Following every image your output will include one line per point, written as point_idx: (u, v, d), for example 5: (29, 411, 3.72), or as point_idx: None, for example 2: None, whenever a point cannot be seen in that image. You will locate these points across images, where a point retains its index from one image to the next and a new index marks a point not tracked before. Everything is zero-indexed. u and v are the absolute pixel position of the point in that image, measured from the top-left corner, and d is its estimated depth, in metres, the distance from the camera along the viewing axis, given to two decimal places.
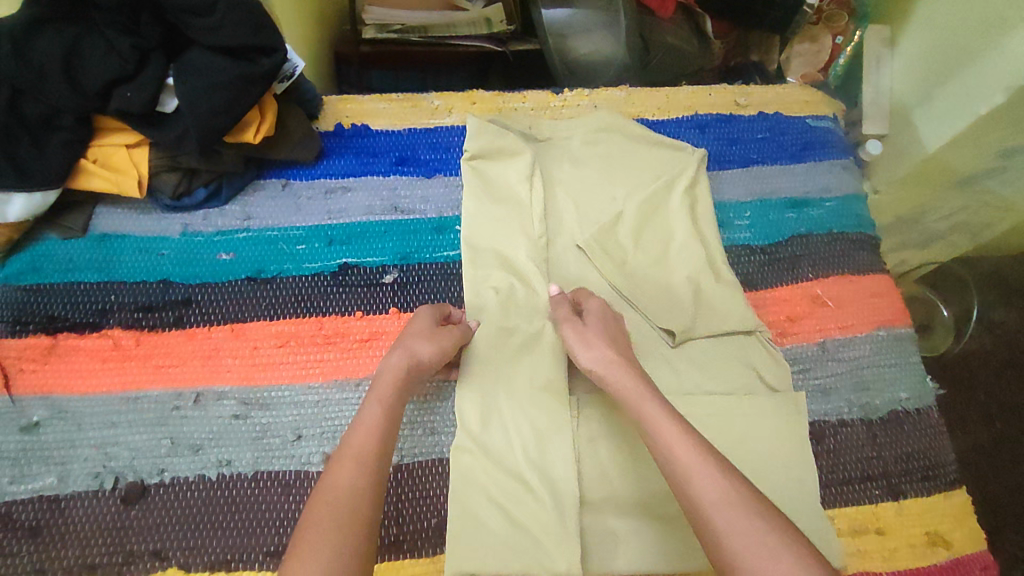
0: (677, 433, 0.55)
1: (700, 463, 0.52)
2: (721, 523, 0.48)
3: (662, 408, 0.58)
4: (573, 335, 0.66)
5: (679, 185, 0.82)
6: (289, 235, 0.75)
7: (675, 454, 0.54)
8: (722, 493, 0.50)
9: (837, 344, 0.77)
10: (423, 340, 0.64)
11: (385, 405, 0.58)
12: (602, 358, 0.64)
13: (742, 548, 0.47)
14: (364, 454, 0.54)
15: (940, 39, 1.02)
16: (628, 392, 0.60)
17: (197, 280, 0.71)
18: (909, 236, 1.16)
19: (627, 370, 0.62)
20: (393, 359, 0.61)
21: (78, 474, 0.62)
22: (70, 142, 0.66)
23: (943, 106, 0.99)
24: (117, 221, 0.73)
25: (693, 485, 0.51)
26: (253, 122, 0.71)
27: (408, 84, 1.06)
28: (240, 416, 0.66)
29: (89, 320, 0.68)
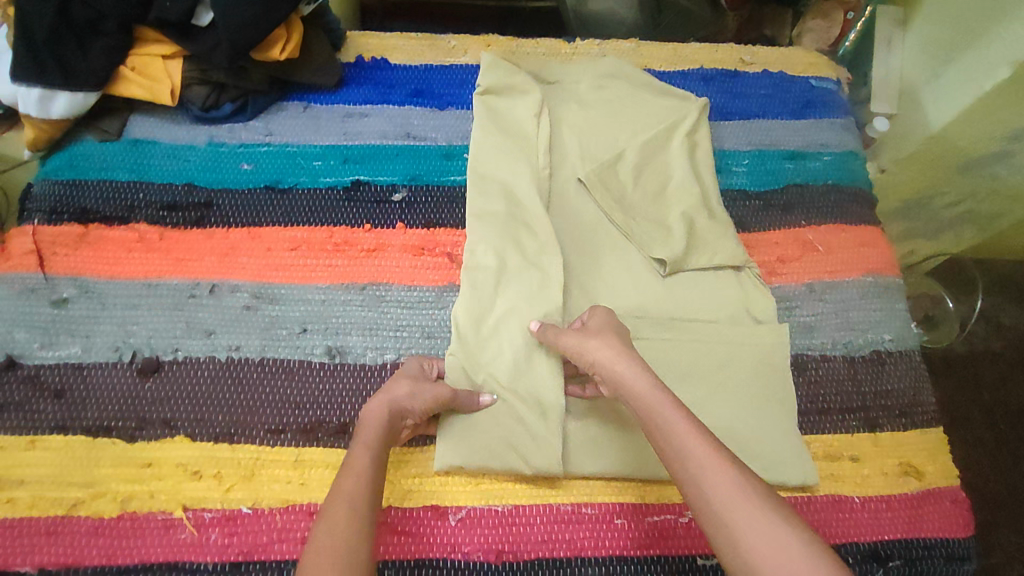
0: (687, 427, 0.53)
1: (714, 463, 0.50)
2: (737, 520, 0.47)
3: (670, 402, 0.56)
4: (572, 339, 0.64)
5: (680, 130, 0.85)
6: (307, 152, 0.80)
7: (684, 450, 0.52)
8: (736, 489, 0.48)
9: (824, 286, 0.80)
10: (405, 384, 0.63)
11: (371, 450, 0.57)
12: (604, 352, 0.62)
13: (760, 547, 0.45)
14: (357, 499, 0.53)
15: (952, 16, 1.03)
16: (637, 388, 0.58)
17: (219, 185, 0.76)
18: (918, 223, 1.18)
19: (632, 362, 0.60)
20: (373, 406, 0.61)
21: (100, 347, 0.67)
22: (111, 48, 0.72)
23: (952, 84, 1.01)
24: (148, 128, 0.78)
25: (703, 483, 0.49)
26: (280, 40, 0.76)
27: (431, 27, 1.11)
28: (251, 307, 0.70)
29: (118, 214, 0.73)
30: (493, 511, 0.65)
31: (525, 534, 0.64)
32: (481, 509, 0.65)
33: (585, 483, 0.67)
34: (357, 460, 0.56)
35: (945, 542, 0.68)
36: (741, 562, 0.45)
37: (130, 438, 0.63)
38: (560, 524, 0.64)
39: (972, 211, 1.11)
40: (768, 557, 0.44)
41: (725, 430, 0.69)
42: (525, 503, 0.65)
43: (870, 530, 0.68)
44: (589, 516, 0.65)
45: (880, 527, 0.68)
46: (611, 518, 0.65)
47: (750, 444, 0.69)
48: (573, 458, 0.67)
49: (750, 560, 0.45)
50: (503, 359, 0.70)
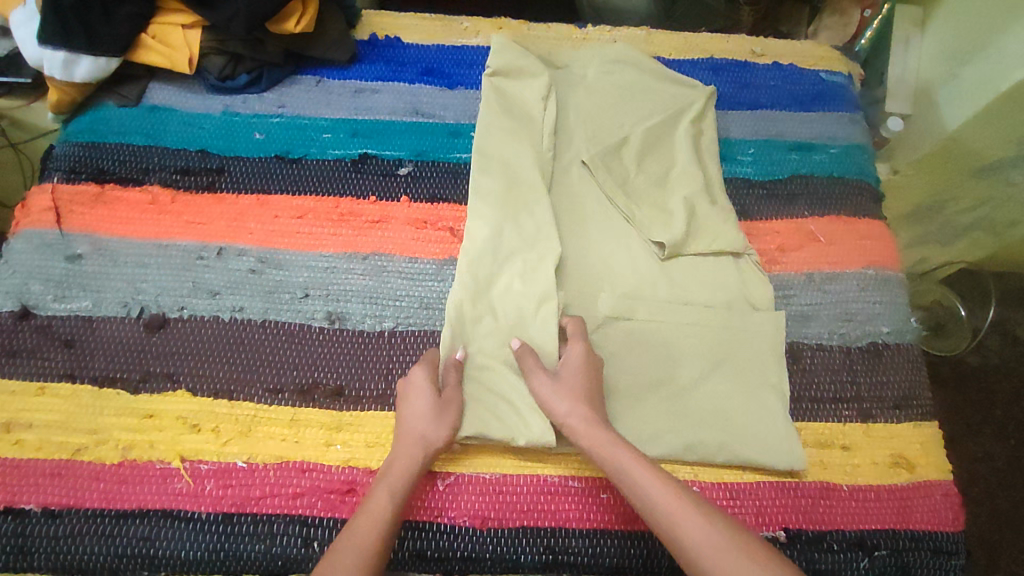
0: (657, 482, 0.56)
1: (686, 512, 0.53)
2: (715, 567, 0.49)
3: (637, 458, 0.58)
4: (542, 392, 0.65)
5: (686, 117, 0.86)
6: (318, 124, 0.82)
7: (655, 503, 0.55)
8: (710, 537, 0.51)
9: (824, 277, 0.80)
10: (431, 419, 0.63)
11: (395, 492, 0.58)
12: (573, 411, 0.63)
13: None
14: (365, 549, 0.53)
15: (971, 16, 1.02)
16: (602, 448, 0.60)
17: (231, 153, 0.78)
18: (930, 227, 1.17)
19: (591, 420, 0.62)
20: (407, 451, 0.61)
21: (110, 302, 0.69)
22: (134, 15, 0.75)
23: (968, 85, 1.00)
24: (166, 95, 0.81)
25: (681, 533, 0.52)
26: (296, 13, 0.78)
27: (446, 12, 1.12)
28: (256, 271, 0.72)
29: (133, 176, 0.76)
30: (482, 478, 0.66)
31: (512, 503, 0.65)
32: (470, 476, 0.66)
33: (576, 457, 0.67)
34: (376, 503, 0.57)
35: (933, 534, 0.68)
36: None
37: (134, 390, 0.65)
38: (546, 495, 0.65)
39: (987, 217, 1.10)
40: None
41: (716, 417, 0.70)
42: (513, 473, 0.66)
43: (856, 518, 0.68)
44: (576, 489, 0.66)
45: (867, 516, 0.68)
46: (598, 492, 0.66)
47: (740, 428, 0.69)
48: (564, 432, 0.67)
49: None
50: (501, 333, 0.71)
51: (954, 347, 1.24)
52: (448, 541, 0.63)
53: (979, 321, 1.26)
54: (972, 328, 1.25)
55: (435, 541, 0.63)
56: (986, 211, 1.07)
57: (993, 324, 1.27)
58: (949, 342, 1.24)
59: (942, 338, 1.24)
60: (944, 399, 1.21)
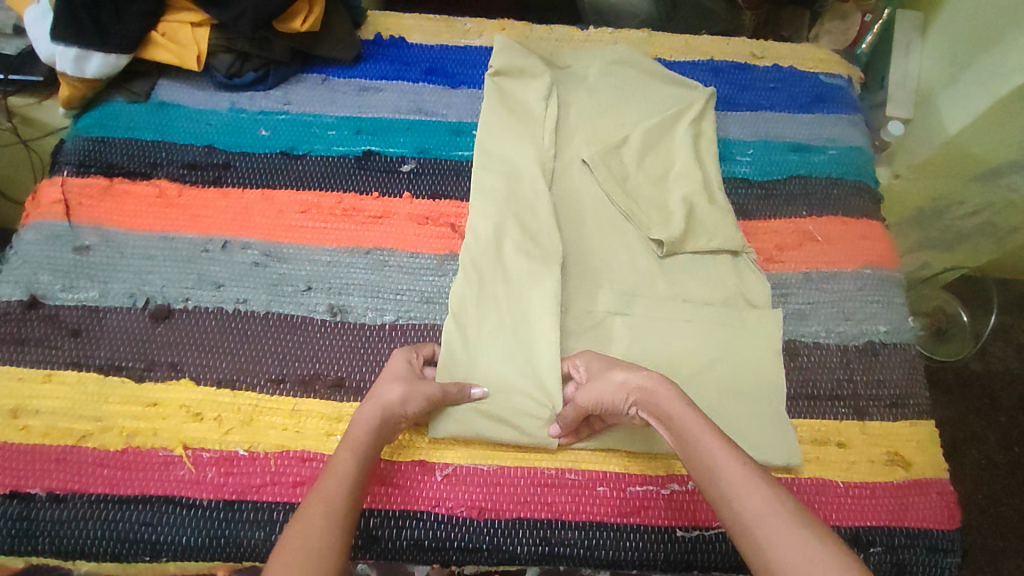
0: (721, 444, 0.53)
1: (745, 479, 0.50)
2: (766, 536, 0.46)
3: (706, 426, 0.55)
4: (593, 392, 0.63)
5: (685, 118, 0.87)
6: (322, 121, 0.83)
7: (720, 470, 0.52)
8: (766, 506, 0.48)
9: (821, 276, 0.80)
10: (395, 385, 0.62)
11: (359, 453, 0.56)
12: (633, 377, 0.62)
13: (790, 560, 0.44)
14: (334, 501, 0.52)
15: (974, 21, 1.03)
16: (668, 415, 0.58)
17: (237, 149, 0.80)
18: (931, 232, 1.17)
19: (659, 384, 0.60)
20: (366, 409, 0.60)
21: (116, 293, 0.70)
22: (144, 13, 0.77)
23: (970, 89, 1.01)
24: (174, 92, 0.82)
25: (734, 499, 0.50)
26: (302, 11, 0.79)
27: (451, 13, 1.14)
28: (260, 264, 0.73)
29: (141, 170, 0.77)
30: (479, 470, 0.66)
31: (509, 494, 0.65)
32: (467, 467, 0.66)
33: (573, 451, 0.68)
34: (340, 462, 0.55)
35: (928, 531, 0.68)
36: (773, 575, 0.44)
37: (139, 378, 0.66)
38: (544, 487, 0.66)
39: (989, 222, 1.10)
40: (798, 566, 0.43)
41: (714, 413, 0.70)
42: (511, 465, 0.67)
43: (851, 514, 0.68)
44: (573, 482, 0.66)
45: (863, 512, 0.68)
46: (594, 485, 0.66)
47: (735, 420, 0.70)
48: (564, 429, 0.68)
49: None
50: (502, 331, 0.72)
51: (952, 355, 1.24)
52: (445, 530, 0.63)
53: (982, 327, 1.26)
54: (972, 336, 1.24)
55: (433, 530, 0.63)
56: (987, 215, 1.08)
57: (996, 331, 1.27)
58: (948, 350, 1.24)
59: (943, 344, 1.24)
60: (946, 403, 1.21)
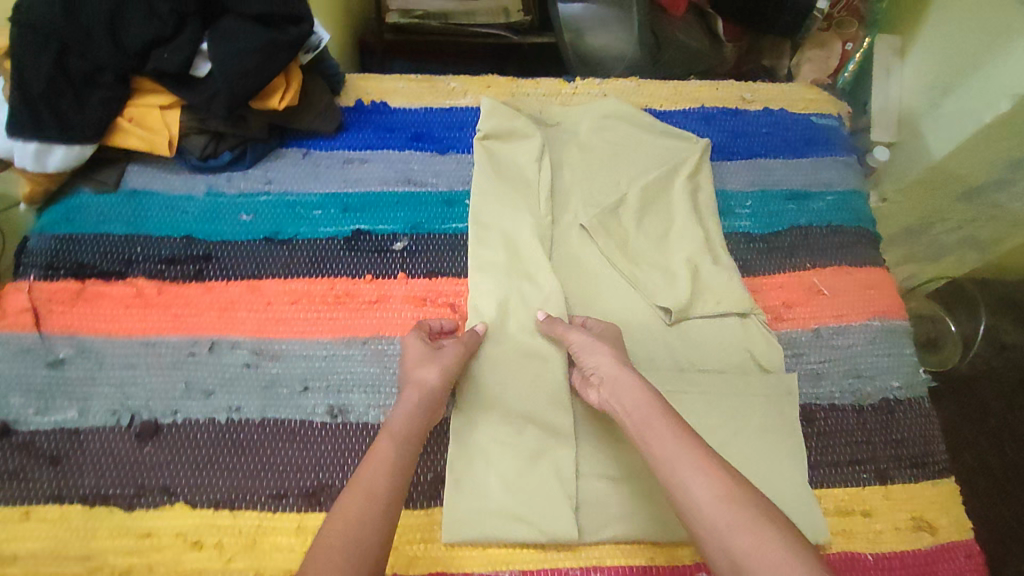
0: (677, 435, 0.56)
1: (699, 466, 0.53)
2: (717, 525, 0.50)
3: (660, 412, 0.59)
4: (581, 342, 0.68)
5: (682, 172, 0.85)
6: (306, 201, 0.79)
7: (675, 458, 0.55)
8: (719, 495, 0.51)
9: (831, 331, 0.79)
10: (429, 365, 0.65)
11: (398, 442, 0.59)
12: (606, 361, 0.65)
13: (741, 546, 0.48)
14: (376, 492, 0.54)
15: (950, 45, 1.05)
16: (625, 398, 0.61)
17: (218, 238, 0.75)
18: (917, 247, 1.19)
19: (628, 373, 0.63)
20: (406, 395, 0.63)
21: (97, 410, 0.65)
22: (108, 99, 0.70)
23: (951, 113, 1.03)
24: (146, 179, 0.77)
25: (687, 487, 0.53)
26: (279, 89, 0.74)
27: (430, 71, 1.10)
28: (252, 365, 0.69)
29: (116, 269, 0.72)
30: None
31: None
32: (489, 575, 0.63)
33: (597, 547, 0.65)
34: (380, 451, 0.57)
35: None
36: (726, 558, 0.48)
37: (128, 506, 0.61)
38: None
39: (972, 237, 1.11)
40: (748, 551, 0.47)
41: None
42: (534, 568, 0.64)
43: None
44: None
45: None
46: None
47: None
48: (585, 525, 0.65)
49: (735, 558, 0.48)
50: (510, 394, 0.70)
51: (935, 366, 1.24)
52: None
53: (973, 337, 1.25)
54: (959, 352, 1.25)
55: None
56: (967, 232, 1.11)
57: (990, 337, 1.26)
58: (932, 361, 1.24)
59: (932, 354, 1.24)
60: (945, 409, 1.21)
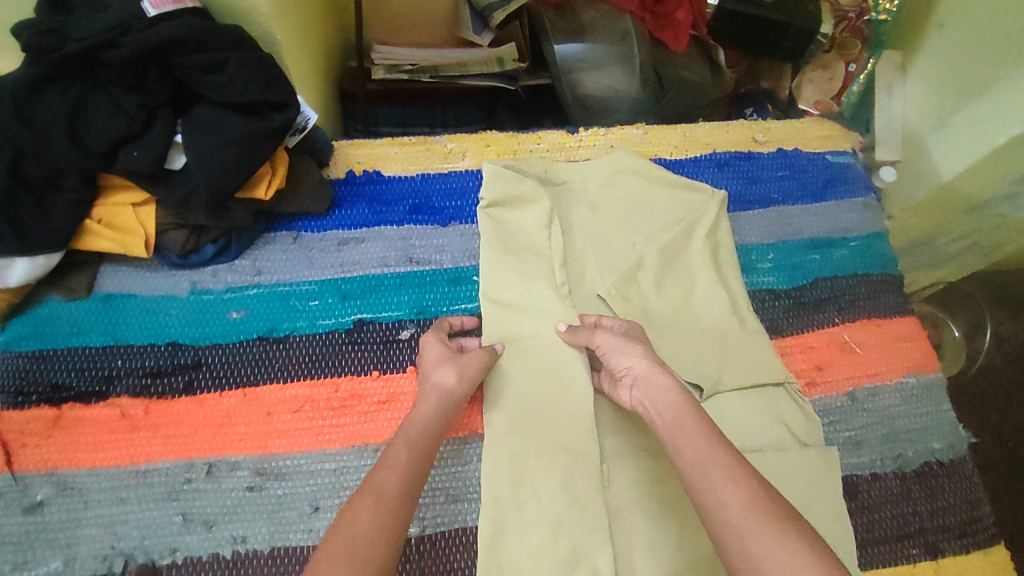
0: (707, 438, 0.54)
1: (731, 472, 0.51)
2: (746, 533, 0.47)
3: (695, 419, 0.56)
4: (609, 343, 0.65)
5: (700, 230, 0.80)
6: (301, 291, 0.72)
7: (705, 462, 0.52)
8: (748, 505, 0.48)
9: (866, 393, 0.75)
10: (447, 368, 0.64)
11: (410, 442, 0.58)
12: (638, 361, 0.63)
13: (770, 557, 0.45)
14: (387, 497, 0.53)
15: (954, 61, 0.99)
16: (660, 400, 0.59)
17: (207, 342, 0.69)
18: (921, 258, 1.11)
19: (665, 376, 0.61)
20: (424, 400, 0.62)
21: (85, 557, 0.59)
22: (75, 203, 0.64)
23: (960, 133, 0.96)
24: (122, 280, 0.70)
25: (717, 492, 0.50)
26: (265, 177, 0.67)
27: (418, 127, 1.04)
28: (255, 488, 0.63)
29: (96, 389, 0.65)
30: None
31: None
32: None
33: None
34: (396, 455, 0.56)
35: None
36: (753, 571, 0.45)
37: None
38: None
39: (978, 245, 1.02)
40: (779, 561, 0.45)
41: None
42: None
43: None
44: None
45: None
46: None
47: None
48: None
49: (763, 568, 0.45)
50: (540, 394, 0.69)
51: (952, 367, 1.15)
52: None
53: (986, 341, 1.17)
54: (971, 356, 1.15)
55: None
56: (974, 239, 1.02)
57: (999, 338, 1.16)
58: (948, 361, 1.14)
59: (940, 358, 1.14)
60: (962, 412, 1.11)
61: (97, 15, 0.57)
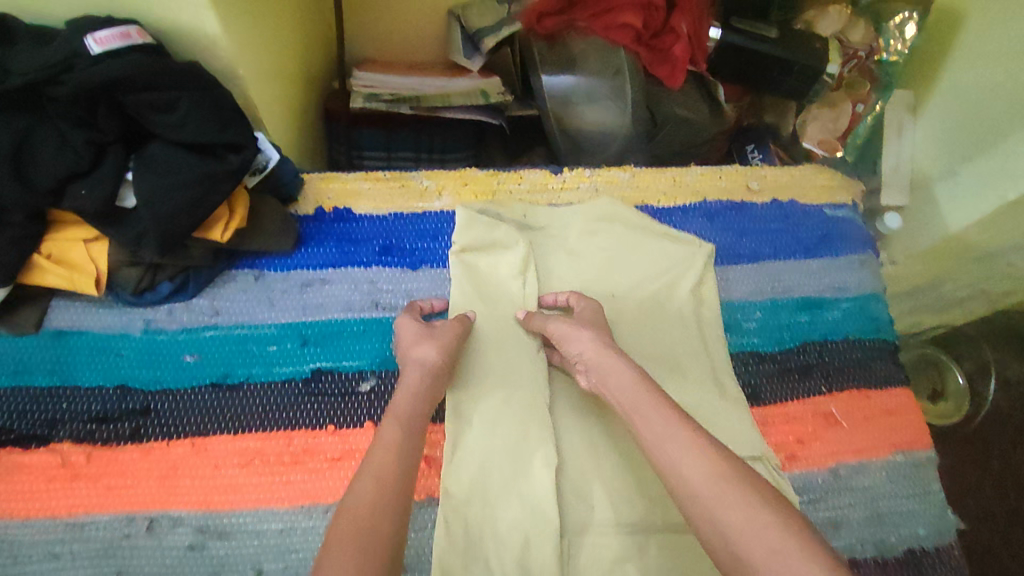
0: (663, 413, 0.55)
1: (687, 444, 0.52)
2: (708, 503, 0.48)
3: (651, 395, 0.57)
4: (561, 329, 0.66)
5: (685, 284, 0.76)
6: (259, 334, 0.69)
7: (664, 439, 0.53)
8: (708, 475, 0.49)
9: (850, 470, 0.72)
10: (426, 344, 0.65)
11: (409, 426, 0.57)
12: (589, 346, 0.63)
13: (735, 525, 0.46)
14: (386, 474, 0.53)
15: (968, 107, 0.93)
16: (615, 381, 0.60)
17: (158, 386, 0.66)
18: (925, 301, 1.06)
19: (615, 357, 0.61)
20: (408, 374, 0.62)
21: None
22: (20, 238, 0.60)
23: (969, 184, 0.91)
24: (72, 315, 0.67)
25: (678, 466, 0.51)
26: (222, 219, 0.64)
27: (403, 157, 1.01)
28: (196, 547, 0.60)
29: (38, 432, 0.63)
30: None
31: None
32: None
33: None
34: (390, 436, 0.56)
35: None
36: (722, 541, 0.46)
37: None
38: None
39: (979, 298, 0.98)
40: (745, 528, 0.45)
41: None
42: None
43: None
44: None
45: None
46: None
47: None
48: None
49: (731, 536, 0.45)
50: (499, 443, 0.66)
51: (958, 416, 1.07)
52: None
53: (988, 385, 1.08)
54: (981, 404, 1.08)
55: None
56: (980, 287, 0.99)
57: (1006, 382, 1.09)
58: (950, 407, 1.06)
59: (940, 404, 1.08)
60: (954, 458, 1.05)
61: (38, 49, 0.53)
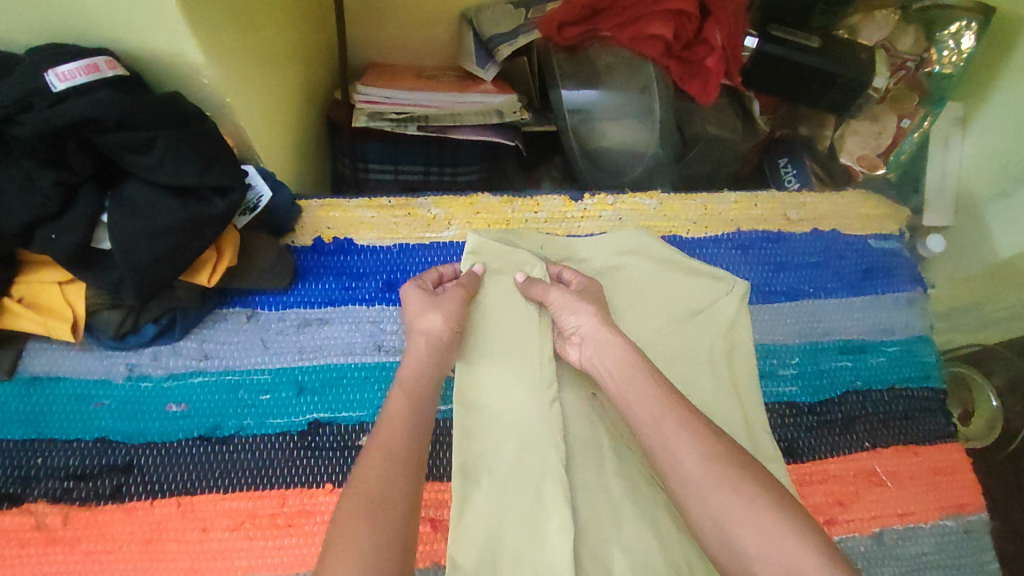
0: (656, 395, 0.52)
1: (680, 427, 0.49)
2: (702, 488, 0.45)
3: (647, 375, 0.54)
4: (558, 300, 0.63)
5: (715, 325, 0.70)
6: (252, 380, 0.64)
7: (658, 420, 0.50)
8: (705, 463, 0.46)
9: (897, 536, 0.65)
10: (431, 313, 0.60)
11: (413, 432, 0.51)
12: (588, 319, 0.60)
13: (731, 517, 0.43)
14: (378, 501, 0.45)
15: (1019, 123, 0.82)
16: (612, 362, 0.56)
17: (141, 439, 0.61)
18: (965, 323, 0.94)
19: (612, 332, 0.59)
20: (413, 344, 0.58)
21: None
22: None
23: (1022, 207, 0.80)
24: (50, 360, 0.62)
25: (673, 448, 0.47)
26: (209, 263, 0.59)
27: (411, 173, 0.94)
28: None
29: (10, 491, 0.57)
30: None
31: None
32: None
33: None
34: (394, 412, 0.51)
35: None
36: (719, 534, 0.43)
37: None
38: None
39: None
40: (747, 520, 0.42)
41: None
42: None
43: None
44: None
45: None
46: None
47: None
48: None
49: (726, 522, 0.43)
50: (508, 502, 0.58)
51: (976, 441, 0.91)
52: None
53: None
54: None
55: None
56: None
57: None
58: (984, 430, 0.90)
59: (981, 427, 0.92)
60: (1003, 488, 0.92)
61: None
